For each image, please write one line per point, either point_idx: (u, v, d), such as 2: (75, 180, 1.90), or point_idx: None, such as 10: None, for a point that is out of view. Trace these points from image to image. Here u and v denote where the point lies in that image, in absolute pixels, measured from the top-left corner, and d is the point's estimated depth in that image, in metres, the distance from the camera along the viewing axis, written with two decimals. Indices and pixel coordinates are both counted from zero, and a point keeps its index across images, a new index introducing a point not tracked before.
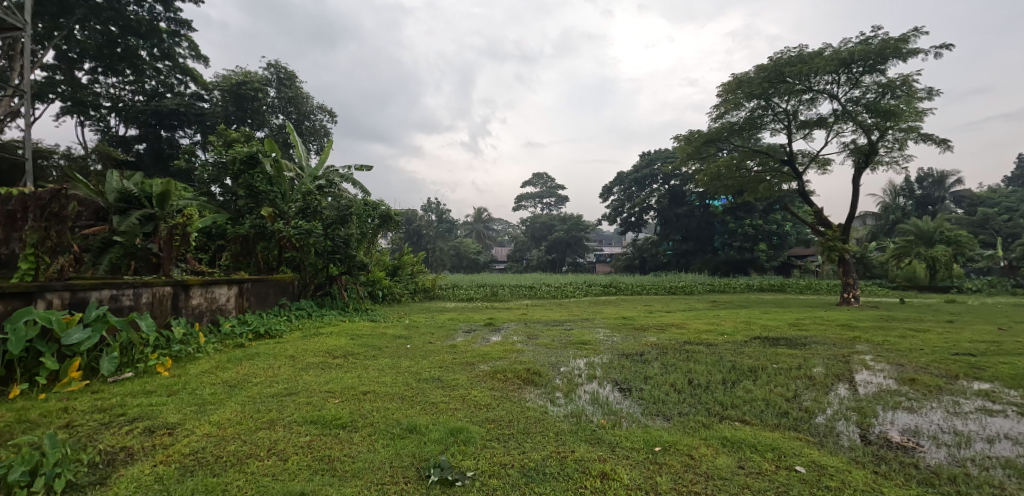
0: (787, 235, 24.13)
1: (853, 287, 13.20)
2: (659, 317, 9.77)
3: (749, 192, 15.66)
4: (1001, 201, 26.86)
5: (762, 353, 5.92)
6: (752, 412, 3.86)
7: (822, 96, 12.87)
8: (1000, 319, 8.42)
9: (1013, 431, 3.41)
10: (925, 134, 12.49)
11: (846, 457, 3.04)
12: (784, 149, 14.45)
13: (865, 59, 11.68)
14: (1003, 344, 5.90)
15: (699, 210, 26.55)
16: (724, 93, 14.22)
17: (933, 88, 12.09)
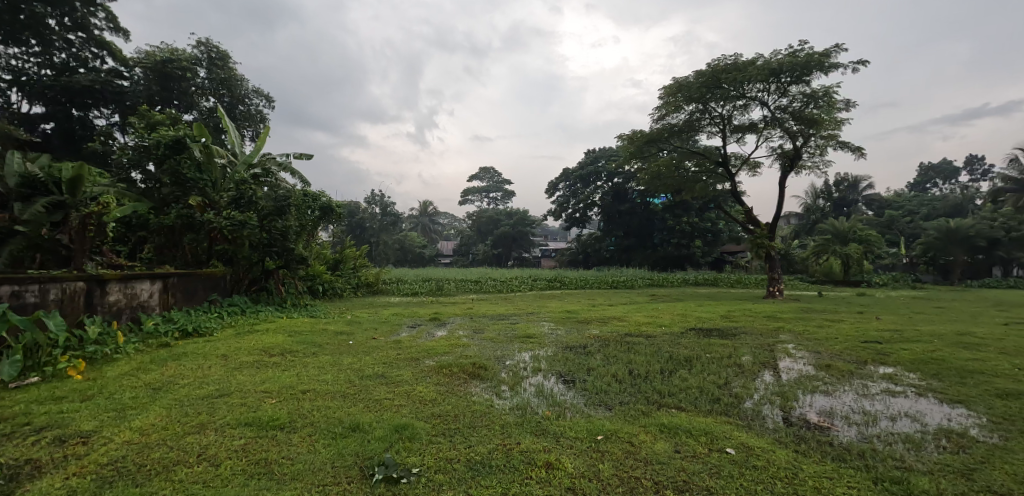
0: (721, 233, 25.55)
1: (777, 282, 14.26)
2: (602, 310, 10.10)
3: (686, 192, 16.46)
4: (904, 205, 29.95)
5: (697, 343, 6.26)
6: (688, 399, 4.08)
7: (754, 103, 13.74)
8: (901, 310, 9.41)
9: (911, 409, 3.83)
10: (842, 142, 13.67)
11: (771, 438, 3.30)
12: (719, 152, 15.31)
13: (792, 70, 12.58)
14: (905, 332, 6.59)
15: (641, 208, 27.61)
16: (665, 96, 14.75)
17: (849, 100, 13.17)
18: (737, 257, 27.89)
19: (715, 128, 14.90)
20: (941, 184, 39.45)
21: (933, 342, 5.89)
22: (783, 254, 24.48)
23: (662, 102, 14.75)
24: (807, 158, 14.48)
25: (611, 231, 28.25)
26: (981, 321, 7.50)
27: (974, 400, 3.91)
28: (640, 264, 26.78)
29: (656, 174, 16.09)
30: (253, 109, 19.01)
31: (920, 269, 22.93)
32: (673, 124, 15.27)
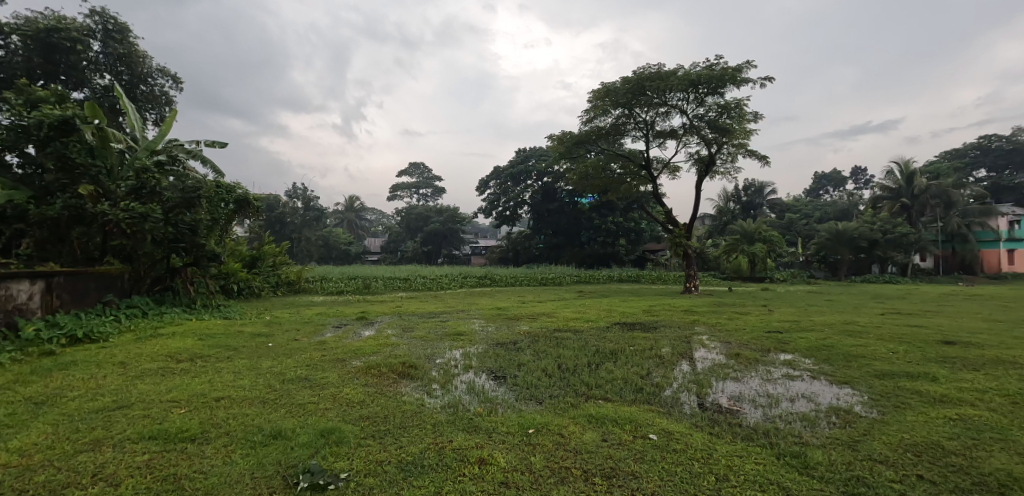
0: (643, 232, 26.96)
1: (694, 278, 15.40)
2: (532, 307, 10.34)
3: (612, 193, 17.25)
4: (803, 210, 33.54)
5: (621, 337, 6.62)
6: (613, 390, 4.32)
7: (674, 111, 14.69)
8: (796, 303, 10.55)
9: (805, 390, 4.34)
10: (750, 150, 15.02)
11: (688, 422, 3.60)
12: (643, 155, 16.21)
13: (709, 82, 13.61)
14: (800, 322, 7.43)
15: (569, 207, 28.44)
16: (593, 100, 15.26)
17: (757, 113, 14.48)
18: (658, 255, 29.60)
19: (639, 132, 15.73)
20: (831, 191, 44.52)
21: (821, 331, 6.70)
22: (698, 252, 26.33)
23: (591, 106, 15.24)
24: (720, 164, 15.76)
25: (540, 229, 28.96)
26: (859, 312, 8.62)
27: (856, 381, 4.50)
28: (568, 261, 27.76)
29: (585, 175, 16.70)
30: (158, 90, 17.16)
31: (813, 266, 25.77)
32: (600, 127, 15.88)
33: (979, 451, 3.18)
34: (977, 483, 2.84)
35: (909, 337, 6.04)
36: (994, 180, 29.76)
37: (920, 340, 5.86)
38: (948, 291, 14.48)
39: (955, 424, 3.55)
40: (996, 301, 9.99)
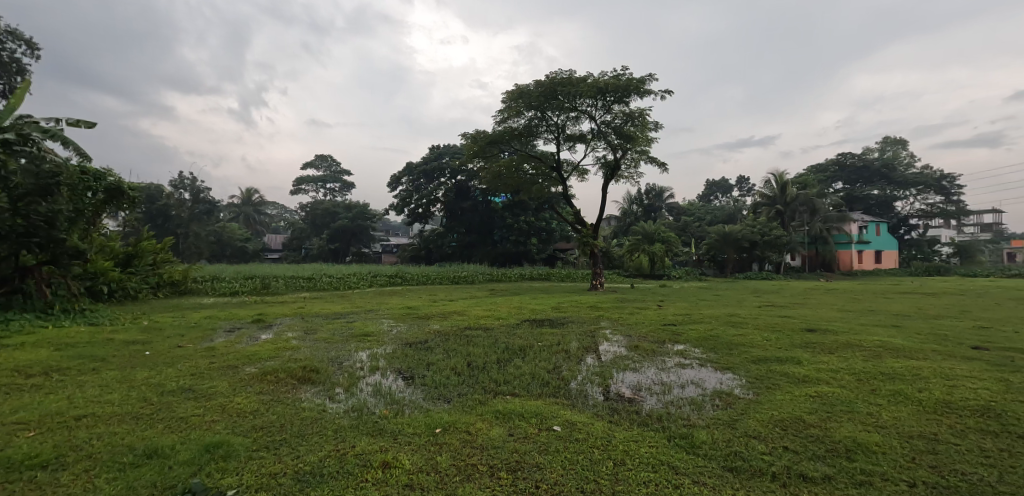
0: (554, 231, 27.90)
1: (599, 276, 16.28)
2: (444, 305, 10.24)
3: (524, 193, 17.63)
4: (697, 213, 36.88)
5: (530, 333, 6.79)
6: (521, 385, 4.41)
7: (584, 116, 15.37)
8: (689, 298, 11.55)
9: (693, 377, 4.77)
10: (651, 157, 16.19)
11: (591, 412, 3.78)
12: (554, 158, 16.76)
13: (615, 91, 14.43)
14: (692, 315, 8.15)
15: (482, 206, 28.58)
16: (506, 101, 15.46)
17: (657, 122, 15.61)
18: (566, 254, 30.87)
19: (551, 135, 16.25)
20: (721, 197, 49.35)
21: (709, 322, 7.41)
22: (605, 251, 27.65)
23: (505, 106, 15.43)
24: (625, 169, 16.79)
25: (453, 228, 28.59)
26: (741, 305, 9.66)
27: (737, 366, 5.03)
28: (481, 260, 27.97)
29: (498, 174, 16.91)
30: (6, 55, 14.40)
31: (704, 265, 28.33)
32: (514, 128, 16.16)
33: (831, 422, 3.70)
34: (827, 449, 3.31)
35: (780, 326, 6.89)
36: (846, 191, 34.90)
37: (787, 329, 6.72)
38: (810, 286, 16.72)
39: (813, 400, 4.10)
40: (846, 294, 11.72)
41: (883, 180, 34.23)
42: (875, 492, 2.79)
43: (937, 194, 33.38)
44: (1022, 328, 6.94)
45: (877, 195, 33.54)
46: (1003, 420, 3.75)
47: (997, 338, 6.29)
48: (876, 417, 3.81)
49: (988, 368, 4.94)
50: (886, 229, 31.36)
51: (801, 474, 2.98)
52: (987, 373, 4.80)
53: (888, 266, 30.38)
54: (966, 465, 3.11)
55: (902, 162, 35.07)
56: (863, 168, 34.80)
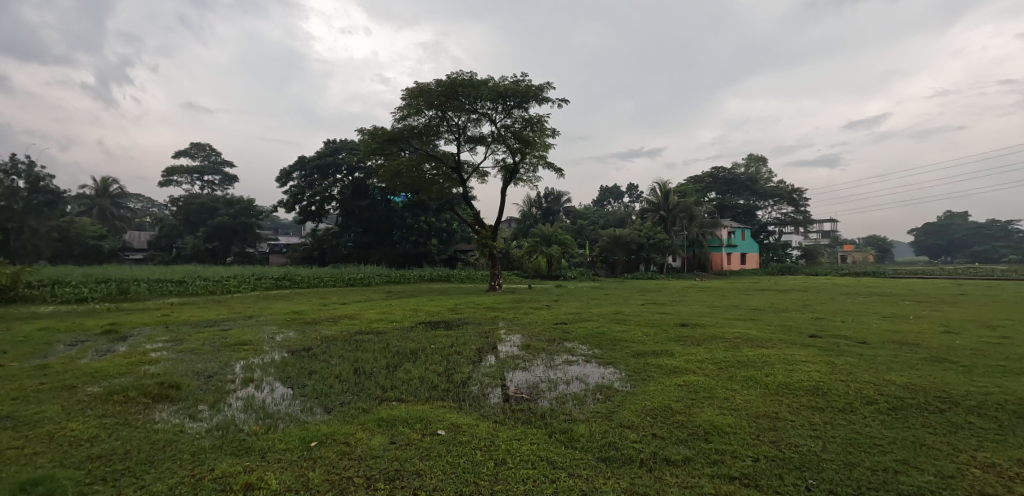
0: (454, 232, 27.64)
1: (497, 277, 16.58)
2: (334, 309, 9.67)
3: (425, 193, 17.35)
4: (591, 217, 39.16)
5: (424, 336, 6.66)
6: (409, 390, 4.29)
7: (484, 119, 15.53)
8: (581, 297, 12.19)
9: (578, 373, 4.98)
10: (548, 163, 16.83)
11: (478, 414, 3.78)
12: (454, 158, 16.71)
13: (514, 96, 14.78)
14: (581, 314, 8.59)
15: (380, 204, 27.28)
16: (406, 98, 15.09)
17: (554, 129, 16.27)
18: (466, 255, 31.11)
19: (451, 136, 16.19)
20: (613, 202, 52.86)
21: (595, 320, 7.85)
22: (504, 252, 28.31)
23: (404, 103, 15.05)
24: (523, 173, 17.27)
25: (349, 227, 27.22)
26: (626, 303, 10.38)
27: (618, 361, 5.37)
28: (379, 261, 26.88)
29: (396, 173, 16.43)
30: None
31: (598, 266, 30.08)
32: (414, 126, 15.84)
33: (694, 408, 4.08)
34: (690, 433, 3.63)
35: (658, 322, 7.50)
36: (718, 201, 39.34)
37: (663, 324, 7.35)
38: (688, 285, 18.54)
39: (681, 388, 4.50)
40: (715, 292, 13.18)
41: (748, 192, 39.13)
42: (726, 469, 3.11)
43: (790, 206, 38.76)
44: (844, 318, 8.29)
45: (742, 204, 38.25)
46: (827, 397, 4.42)
47: (827, 327, 7.45)
48: (731, 401, 4.28)
49: (820, 353, 5.81)
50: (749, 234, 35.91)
51: (665, 459, 3.23)
52: (818, 357, 5.64)
53: (751, 267, 34.73)
54: (798, 438, 3.61)
55: (762, 177, 40.42)
56: (732, 180, 39.47)
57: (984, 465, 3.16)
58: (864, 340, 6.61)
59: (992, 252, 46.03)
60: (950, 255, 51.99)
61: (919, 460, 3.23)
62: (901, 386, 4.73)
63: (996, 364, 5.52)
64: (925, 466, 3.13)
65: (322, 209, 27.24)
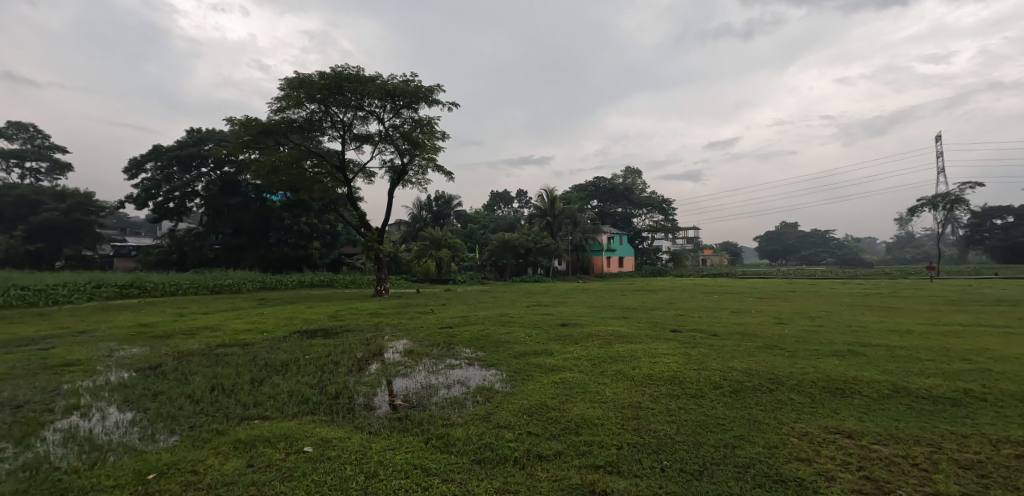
0: (338, 235, 26.26)
1: (384, 281, 16.10)
2: (192, 320, 8.62)
3: (305, 192, 16.26)
4: (480, 222, 39.78)
5: (299, 347, 6.26)
6: (275, 406, 4.00)
7: (371, 116, 15.02)
8: (469, 301, 12.36)
9: (459, 376, 5.03)
10: (438, 166, 16.79)
11: (350, 427, 3.63)
12: (338, 156, 15.90)
13: (403, 96, 14.50)
14: (466, 317, 8.69)
15: (254, 203, 24.54)
16: (284, 88, 14.05)
17: (445, 132, 16.29)
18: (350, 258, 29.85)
19: (336, 132, 15.41)
20: (503, 207, 54.16)
21: (481, 323, 8.00)
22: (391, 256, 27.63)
23: (283, 94, 13.98)
24: (412, 175, 17.04)
25: (216, 227, 24.31)
26: (512, 305, 10.74)
27: (500, 362, 5.52)
28: (250, 266, 24.17)
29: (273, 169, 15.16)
30: None
31: (486, 269, 30.35)
32: (293, 119, 14.79)
33: (567, 403, 4.32)
34: (561, 428, 3.82)
35: (540, 323, 7.89)
36: (599, 209, 42.40)
37: (543, 324, 7.74)
38: (572, 287, 19.78)
39: (557, 386, 4.76)
40: (595, 293, 14.23)
41: (625, 200, 42.75)
42: (593, 459, 3.30)
43: (661, 214, 42.90)
44: (698, 313, 9.45)
45: (620, 212, 41.74)
46: (682, 384, 4.97)
47: (686, 322, 8.44)
48: (601, 394, 4.62)
49: (678, 345, 6.55)
50: (626, 239, 39.28)
51: (538, 455, 3.34)
52: (677, 349, 6.35)
53: (628, 269, 38.03)
54: (656, 423, 3.97)
55: (638, 188, 44.39)
56: (612, 189, 42.89)
57: (799, 433, 3.77)
58: (714, 332, 7.60)
59: (812, 255, 55.81)
60: (783, 258, 61.93)
61: (752, 435, 3.74)
62: (740, 371, 5.49)
63: (810, 348, 6.70)
64: (754, 439, 3.64)
65: (184, 207, 24.00)
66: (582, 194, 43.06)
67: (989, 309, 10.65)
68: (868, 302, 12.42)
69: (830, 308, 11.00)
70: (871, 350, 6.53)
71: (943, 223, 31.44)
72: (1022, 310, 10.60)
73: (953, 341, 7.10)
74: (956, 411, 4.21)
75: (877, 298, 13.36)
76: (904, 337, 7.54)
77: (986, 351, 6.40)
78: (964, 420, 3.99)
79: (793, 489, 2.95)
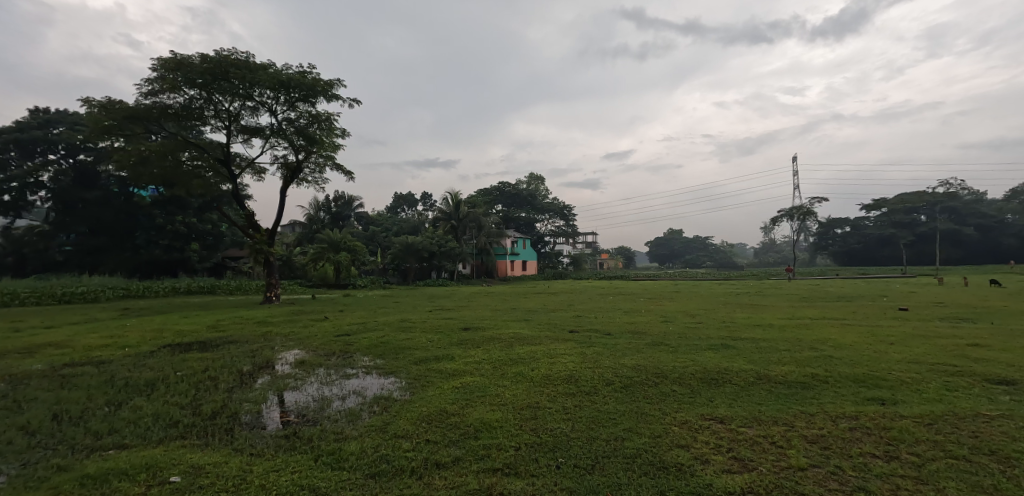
0: (221, 237, 23.82)
1: (275, 287, 14.91)
2: (27, 336, 7.28)
3: (181, 187, 14.57)
4: (384, 224, 38.42)
5: (170, 363, 5.61)
6: (135, 433, 3.57)
7: (262, 108, 13.92)
8: (369, 306, 11.92)
9: (355, 386, 4.85)
10: (337, 164, 16.04)
11: (227, 449, 3.35)
12: (222, 149, 14.52)
13: (299, 88, 13.63)
14: (366, 324, 8.38)
15: (117, 199, 20.95)
16: (157, 68, 12.54)
17: (345, 130, 15.60)
18: (238, 263, 27.71)
19: (220, 122, 14.05)
20: (406, 209, 52.99)
21: (381, 329, 7.77)
22: (284, 260, 26.00)
23: (155, 76, 12.45)
24: (308, 173, 16.08)
25: (65, 225, 20.18)
26: (414, 310, 10.57)
27: (399, 369, 5.42)
28: (112, 271, 20.81)
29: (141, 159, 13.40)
30: None
31: (389, 273, 29.98)
32: (168, 104, 13.25)
33: (467, 408, 4.37)
34: (461, 433, 3.84)
35: (442, 328, 7.86)
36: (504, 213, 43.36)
37: (444, 329, 7.74)
38: (477, 290, 19.96)
39: (457, 390, 4.79)
40: (499, 296, 14.51)
41: (528, 206, 44.10)
42: (491, 462, 3.35)
43: (561, 220, 45.28)
44: (594, 314, 10.06)
45: (524, 217, 42.99)
46: (578, 383, 5.26)
47: (582, 322, 8.93)
48: (500, 397, 4.73)
49: (574, 345, 6.92)
50: (529, 244, 40.66)
51: (436, 463, 3.31)
52: (573, 349, 6.72)
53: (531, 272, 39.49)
54: (553, 422, 4.14)
55: (541, 194, 46.06)
56: (516, 195, 44.01)
57: (679, 422, 4.17)
58: (608, 331, 8.15)
59: (695, 259, 62.12)
60: (671, 261, 68.08)
61: (639, 426, 4.06)
62: (630, 367, 5.96)
63: (690, 344, 7.46)
64: (640, 430, 3.97)
65: (24, 200, 20.18)
66: (487, 198, 43.67)
67: (826, 305, 12.67)
68: (736, 300, 14.12)
69: (706, 306, 12.33)
70: (739, 343, 7.47)
71: (796, 231, 36.76)
72: (851, 305, 12.73)
73: (803, 333, 8.34)
74: (804, 393, 4.95)
75: (743, 297, 15.24)
76: (765, 330, 8.69)
77: (828, 340, 7.61)
78: (811, 400, 4.70)
79: (673, 475, 3.25)
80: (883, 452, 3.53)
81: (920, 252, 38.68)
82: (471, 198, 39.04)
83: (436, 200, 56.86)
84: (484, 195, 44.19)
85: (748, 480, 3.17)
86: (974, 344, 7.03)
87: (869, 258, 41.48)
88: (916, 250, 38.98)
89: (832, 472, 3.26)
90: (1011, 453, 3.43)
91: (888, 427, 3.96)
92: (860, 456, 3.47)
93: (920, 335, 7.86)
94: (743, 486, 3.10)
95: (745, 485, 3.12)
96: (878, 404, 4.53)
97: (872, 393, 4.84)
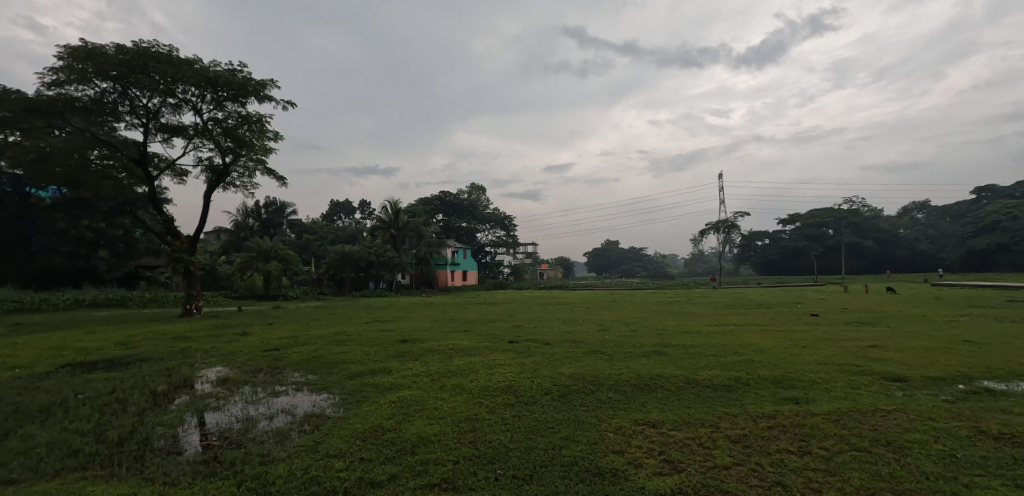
0: (136, 243, 21.86)
1: (195, 299, 13.86)
2: None
3: (87, 188, 13.23)
4: (319, 230, 36.80)
5: (69, 385, 5.06)
6: (26, 464, 3.22)
7: (185, 106, 13.02)
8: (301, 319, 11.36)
9: (284, 404, 4.64)
10: (268, 169, 15.26)
11: (137, 479, 3.10)
12: (138, 148, 13.39)
13: (228, 86, 12.87)
14: (297, 338, 7.96)
15: (8, 200, 18.08)
16: (63, 57, 11.41)
17: (278, 133, 14.91)
18: (153, 273, 25.80)
19: (136, 119, 12.99)
20: (343, 217, 51.16)
21: (314, 344, 7.42)
22: (207, 269, 24.25)
23: (60, 65, 11.30)
24: (236, 177, 15.18)
25: None
26: (350, 322, 10.19)
27: (333, 385, 5.25)
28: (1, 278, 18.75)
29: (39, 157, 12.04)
30: None
31: (323, 284, 28.59)
32: (75, 96, 12.10)
33: (404, 423, 4.31)
34: (397, 449, 3.77)
35: (380, 340, 7.66)
36: (444, 223, 42.98)
37: (382, 342, 7.55)
38: (416, 301, 19.55)
39: (394, 405, 4.73)
40: (440, 307, 14.35)
41: (470, 216, 44.02)
42: (429, 478, 3.33)
43: (502, 231, 45.54)
44: (534, 324, 10.17)
45: (464, 227, 42.85)
46: (517, 393, 5.34)
47: (522, 333, 9.00)
48: (439, 410, 4.71)
49: (515, 356, 7.01)
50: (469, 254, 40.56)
51: (371, 482, 3.25)
52: (513, 359, 6.80)
53: (471, 283, 39.39)
54: (492, 434, 4.17)
55: (483, 204, 46.16)
56: (457, 204, 43.83)
57: (615, 428, 4.37)
58: (548, 341, 8.31)
59: (631, 269, 64.76)
60: (608, 272, 70.47)
61: (577, 434, 4.20)
62: (568, 376, 6.13)
63: (626, 351, 7.79)
64: (578, 438, 4.10)
65: None
66: (427, 207, 43.07)
67: (748, 313, 13.63)
68: (669, 309, 14.89)
69: (640, 315, 12.86)
70: (669, 350, 7.87)
71: (722, 243, 39.36)
72: (770, 312, 13.75)
73: (727, 339, 8.92)
74: (728, 395, 5.36)
75: (675, 305, 16.09)
76: (695, 337, 9.23)
77: (750, 345, 8.26)
78: (734, 402, 5.09)
79: (608, 480, 3.39)
80: (798, 448, 3.89)
81: (828, 263, 42.71)
82: (411, 206, 38.34)
83: (374, 209, 55.29)
84: (425, 204, 43.65)
85: (678, 481, 3.38)
86: (873, 346, 7.85)
87: (786, 269, 45.22)
88: (825, 260, 43.01)
89: (752, 468, 3.56)
90: (902, 443, 3.91)
91: (801, 424, 4.37)
92: (777, 453, 3.80)
93: (827, 339, 8.71)
94: (672, 487, 3.30)
95: (675, 486, 3.32)
96: (793, 403, 4.99)
97: (787, 393, 5.31)
